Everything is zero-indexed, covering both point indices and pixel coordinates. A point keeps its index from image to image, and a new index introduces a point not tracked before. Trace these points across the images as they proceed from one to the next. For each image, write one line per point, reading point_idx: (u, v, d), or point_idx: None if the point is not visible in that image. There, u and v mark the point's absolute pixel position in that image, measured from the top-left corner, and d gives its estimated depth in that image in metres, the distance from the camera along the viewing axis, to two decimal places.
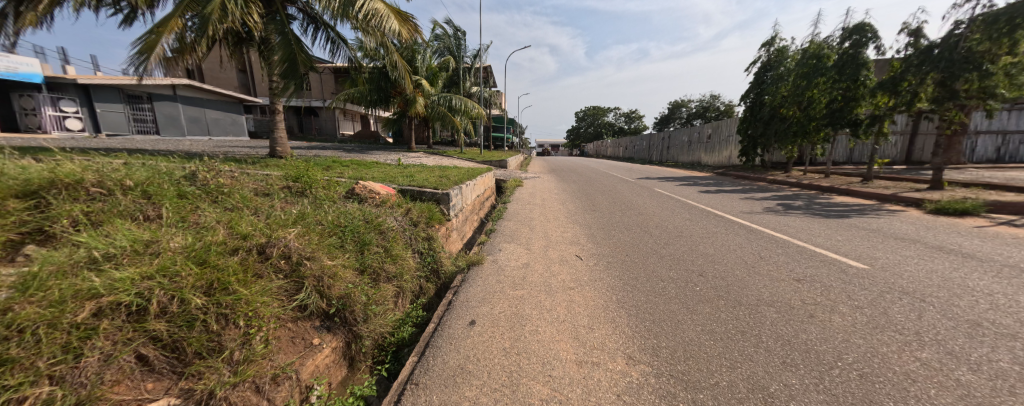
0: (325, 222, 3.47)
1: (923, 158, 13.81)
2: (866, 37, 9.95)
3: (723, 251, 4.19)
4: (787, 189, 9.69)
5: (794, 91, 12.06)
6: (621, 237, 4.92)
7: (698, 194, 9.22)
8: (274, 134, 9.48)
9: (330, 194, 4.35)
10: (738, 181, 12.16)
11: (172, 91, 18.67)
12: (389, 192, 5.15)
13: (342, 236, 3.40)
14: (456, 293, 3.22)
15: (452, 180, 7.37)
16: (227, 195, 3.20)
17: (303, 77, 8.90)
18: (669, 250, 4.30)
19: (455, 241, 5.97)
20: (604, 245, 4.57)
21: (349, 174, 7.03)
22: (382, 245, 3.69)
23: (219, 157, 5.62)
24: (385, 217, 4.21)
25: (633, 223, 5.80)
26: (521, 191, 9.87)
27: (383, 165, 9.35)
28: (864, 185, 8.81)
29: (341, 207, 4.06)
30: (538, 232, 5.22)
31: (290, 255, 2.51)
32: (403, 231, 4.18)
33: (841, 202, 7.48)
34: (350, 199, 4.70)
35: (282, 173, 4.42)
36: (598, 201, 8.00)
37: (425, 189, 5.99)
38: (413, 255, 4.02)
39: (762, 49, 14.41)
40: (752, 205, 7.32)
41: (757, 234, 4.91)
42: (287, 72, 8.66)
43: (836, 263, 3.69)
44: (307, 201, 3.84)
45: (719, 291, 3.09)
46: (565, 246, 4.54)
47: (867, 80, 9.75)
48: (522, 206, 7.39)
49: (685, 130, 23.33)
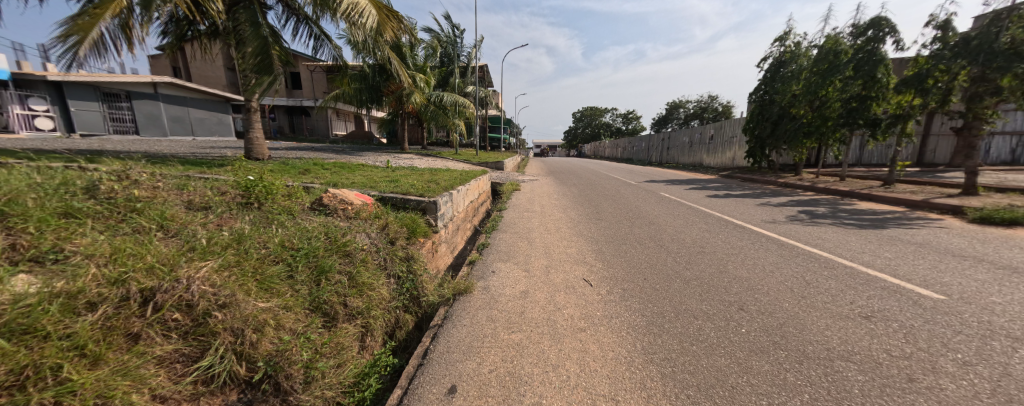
0: (271, 245, 2.74)
1: (936, 159, 13.27)
2: (883, 32, 9.33)
3: (758, 274, 3.52)
4: (802, 194, 9.06)
5: (807, 90, 11.45)
6: (634, 254, 4.22)
7: (708, 198, 8.58)
8: (250, 134, 8.75)
9: (290, 207, 3.63)
10: (747, 185, 11.51)
11: (154, 90, 18.07)
12: (365, 201, 4.44)
13: (291, 263, 2.68)
14: (436, 337, 2.51)
15: (442, 185, 6.67)
16: (140, 212, 2.50)
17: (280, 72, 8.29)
18: (694, 272, 3.61)
19: (443, 255, 5.31)
20: (617, 265, 3.88)
21: (326, 178, 6.31)
22: (346, 270, 2.95)
23: (171, 164, 4.91)
24: (354, 234, 3.49)
25: (645, 236, 5.12)
26: (518, 196, 9.15)
27: (369, 168, 8.68)
28: (887, 190, 8.20)
29: (302, 223, 3.33)
30: (538, 248, 4.52)
31: (193, 304, 1.78)
32: (376, 251, 3.46)
33: (869, 209, 6.86)
34: (316, 211, 3.98)
35: (232, 180, 3.68)
36: (603, 207, 7.32)
37: (410, 197, 5.28)
38: (387, 283, 3.28)
39: (774, 46, 13.82)
40: (773, 213, 6.67)
41: (790, 249, 4.26)
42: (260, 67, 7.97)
43: (903, 292, 3.02)
44: (255, 216, 3.14)
45: (772, 335, 2.40)
46: (570, 266, 3.83)
47: (884, 79, 9.09)
48: (519, 214, 6.67)
49: (686, 131, 22.74)
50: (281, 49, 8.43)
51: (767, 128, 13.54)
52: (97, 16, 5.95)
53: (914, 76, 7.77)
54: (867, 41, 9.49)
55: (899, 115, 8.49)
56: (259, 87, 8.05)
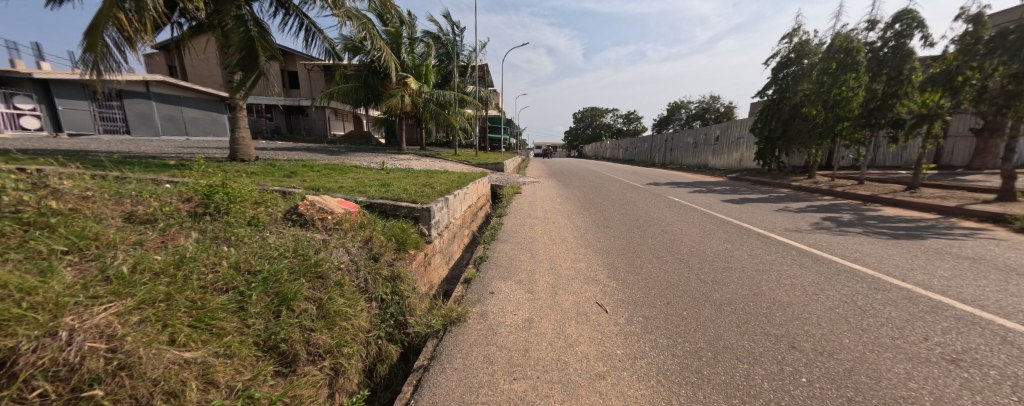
0: (221, 267, 2.24)
1: (952, 161, 12.83)
2: (910, 27, 8.83)
3: (800, 297, 3.02)
4: (820, 199, 8.56)
5: (819, 89, 10.97)
6: (652, 271, 3.73)
7: (721, 203, 8.12)
8: (235, 134, 8.25)
9: (258, 218, 3.13)
10: (758, 188, 10.99)
11: (146, 88, 17.48)
12: (348, 208, 3.96)
13: (245, 289, 2.17)
14: (419, 387, 2.01)
15: (438, 189, 6.22)
16: (50, 229, 2.01)
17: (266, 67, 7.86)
18: (725, 295, 3.11)
19: (437, 267, 4.85)
20: (634, 283, 3.39)
21: (311, 183, 5.86)
22: (314, 296, 2.44)
23: (134, 171, 4.44)
24: (329, 250, 2.98)
25: (660, 246, 4.64)
26: (519, 200, 8.69)
27: (363, 170, 8.25)
28: (912, 195, 7.71)
29: (268, 237, 2.82)
30: (541, 263, 4.02)
31: (72, 368, 1.30)
32: (354, 270, 2.96)
33: (896, 217, 6.40)
34: (290, 222, 3.49)
35: (193, 187, 3.19)
36: (610, 213, 6.86)
37: (401, 203, 4.82)
38: (367, 308, 2.77)
39: (783, 43, 13.35)
40: (796, 220, 6.20)
41: (829, 265, 3.77)
42: (245, 62, 7.55)
43: (981, 323, 2.54)
44: (209, 230, 2.64)
45: (844, 388, 1.91)
46: (580, 286, 3.32)
47: (910, 76, 8.66)
48: (519, 221, 6.20)
49: (689, 132, 22.31)
50: (268, 43, 7.94)
51: (777, 129, 13.05)
52: (97, 27, 5.89)
53: (948, 68, 7.61)
54: (893, 36, 9.02)
55: (926, 115, 8.01)
56: (245, 85, 7.60)
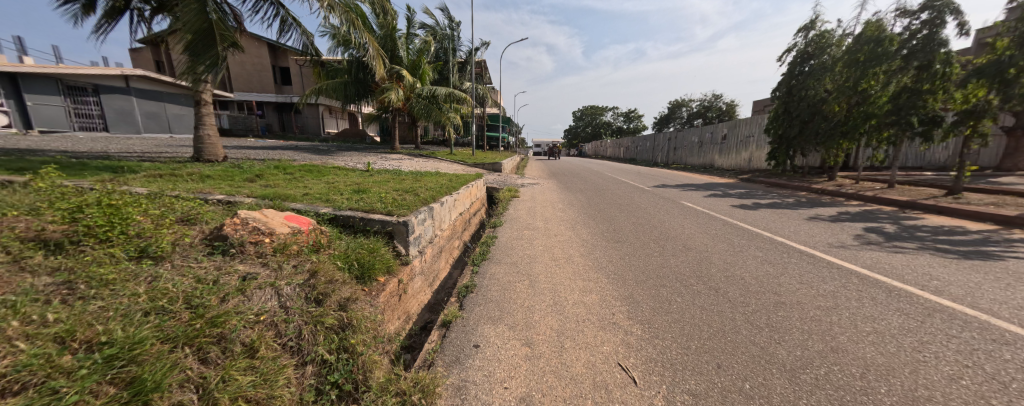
0: (33, 341, 1.44)
1: (986, 163, 11.77)
2: (940, 15, 7.98)
3: (901, 359, 2.19)
4: (847, 204, 7.75)
5: (842, 84, 10.05)
6: (684, 310, 2.89)
7: (741, 209, 7.31)
8: (200, 131, 7.40)
9: (155, 244, 2.34)
10: (775, 191, 10.17)
11: (126, 83, 16.63)
12: (299, 226, 3.13)
13: (62, 378, 1.36)
14: None
15: (423, 195, 5.37)
16: None
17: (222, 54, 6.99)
18: (792, 352, 2.28)
19: (417, 293, 4.03)
20: (668, 332, 2.55)
21: (273, 189, 5.02)
22: (200, 375, 1.62)
23: (39, 180, 3.59)
24: (249, 292, 2.16)
25: (686, 270, 3.81)
26: (516, 205, 7.82)
27: (344, 172, 7.47)
28: (956, 201, 6.88)
29: (156, 278, 2.03)
30: (542, 295, 3.18)
31: None
32: (283, 322, 2.12)
33: (945, 227, 5.64)
34: (209, 246, 2.66)
35: (65, 203, 2.39)
36: (620, 223, 6.02)
37: (372, 215, 3.98)
38: (294, 380, 1.93)
39: (800, 35, 12.47)
40: (834, 232, 5.41)
41: (909, 302, 2.95)
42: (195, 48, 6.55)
43: None
44: (49, 279, 1.82)
45: None
46: (594, 336, 2.52)
47: (944, 68, 7.79)
48: (517, 233, 5.36)
49: (694, 131, 21.47)
50: (228, 28, 7.11)
51: (794, 127, 12.13)
52: None
53: (999, 57, 6.82)
54: (923, 25, 8.17)
55: (971, 111, 7.18)
56: (194, 72, 6.56)
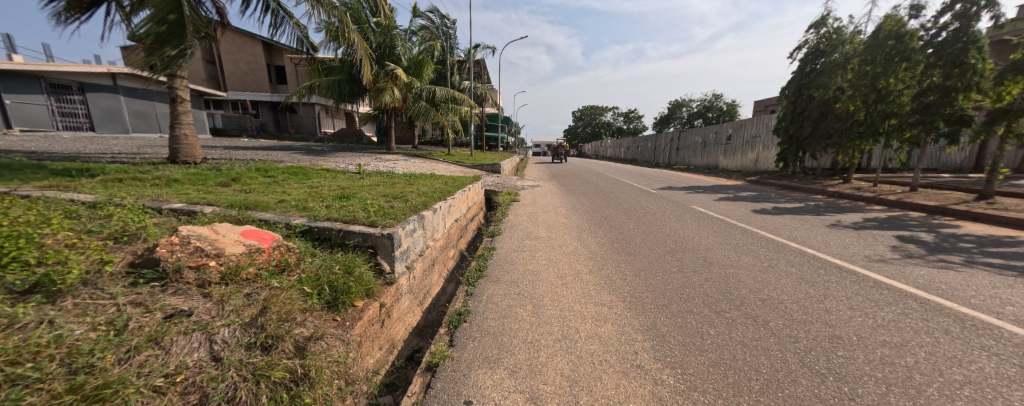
0: None
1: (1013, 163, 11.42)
2: (974, 6, 7.44)
3: None
4: (871, 209, 7.24)
5: (858, 82, 9.56)
6: (722, 347, 2.38)
7: (758, 215, 6.79)
8: (175, 131, 6.87)
9: (56, 275, 1.85)
10: (788, 194, 9.67)
11: (114, 82, 16.10)
12: (260, 242, 2.63)
13: None
14: None
15: (413, 201, 4.84)
16: None
17: (195, 46, 6.44)
18: None
19: (403, 314, 3.51)
20: (708, 382, 2.03)
21: (243, 195, 4.49)
22: None
23: None
24: (168, 341, 1.66)
25: (713, 290, 3.31)
26: (516, 210, 7.31)
27: (329, 175, 6.92)
28: (991, 206, 6.38)
29: (36, 327, 1.55)
30: (549, 326, 2.67)
31: None
32: (211, 381, 1.62)
33: (986, 236, 5.13)
34: (137, 274, 2.16)
35: None
36: (631, 231, 5.51)
37: (352, 227, 3.46)
38: None
39: (810, 32, 11.99)
40: (868, 242, 4.89)
41: (993, 337, 2.43)
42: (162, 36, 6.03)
43: None
44: None
45: None
46: (617, 387, 2.00)
47: (978, 63, 7.22)
48: (517, 243, 4.85)
49: (698, 131, 20.97)
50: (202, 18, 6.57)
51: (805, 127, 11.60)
52: None
53: None
54: (954, 19, 7.63)
55: (1005, 109, 6.67)
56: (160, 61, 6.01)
